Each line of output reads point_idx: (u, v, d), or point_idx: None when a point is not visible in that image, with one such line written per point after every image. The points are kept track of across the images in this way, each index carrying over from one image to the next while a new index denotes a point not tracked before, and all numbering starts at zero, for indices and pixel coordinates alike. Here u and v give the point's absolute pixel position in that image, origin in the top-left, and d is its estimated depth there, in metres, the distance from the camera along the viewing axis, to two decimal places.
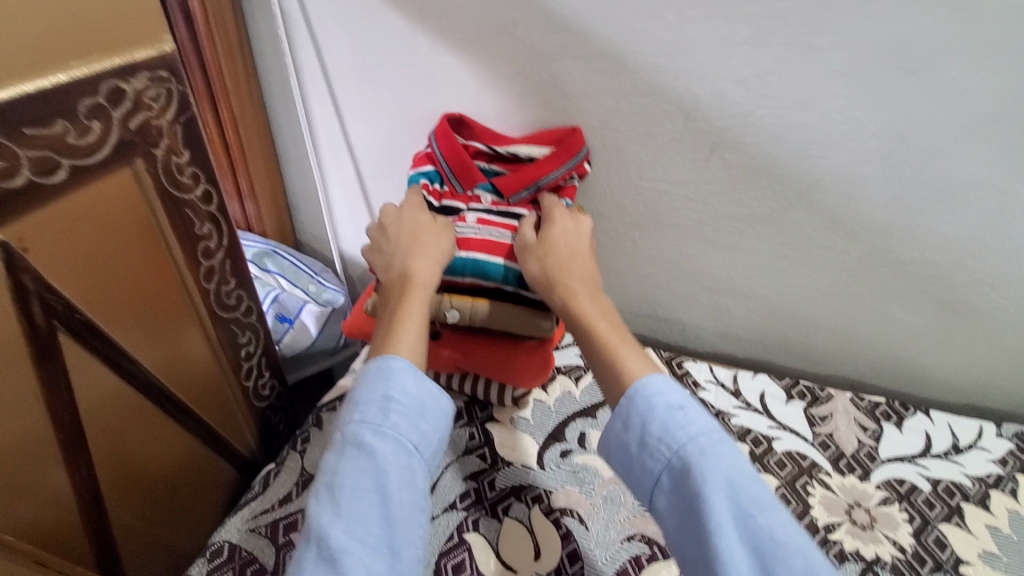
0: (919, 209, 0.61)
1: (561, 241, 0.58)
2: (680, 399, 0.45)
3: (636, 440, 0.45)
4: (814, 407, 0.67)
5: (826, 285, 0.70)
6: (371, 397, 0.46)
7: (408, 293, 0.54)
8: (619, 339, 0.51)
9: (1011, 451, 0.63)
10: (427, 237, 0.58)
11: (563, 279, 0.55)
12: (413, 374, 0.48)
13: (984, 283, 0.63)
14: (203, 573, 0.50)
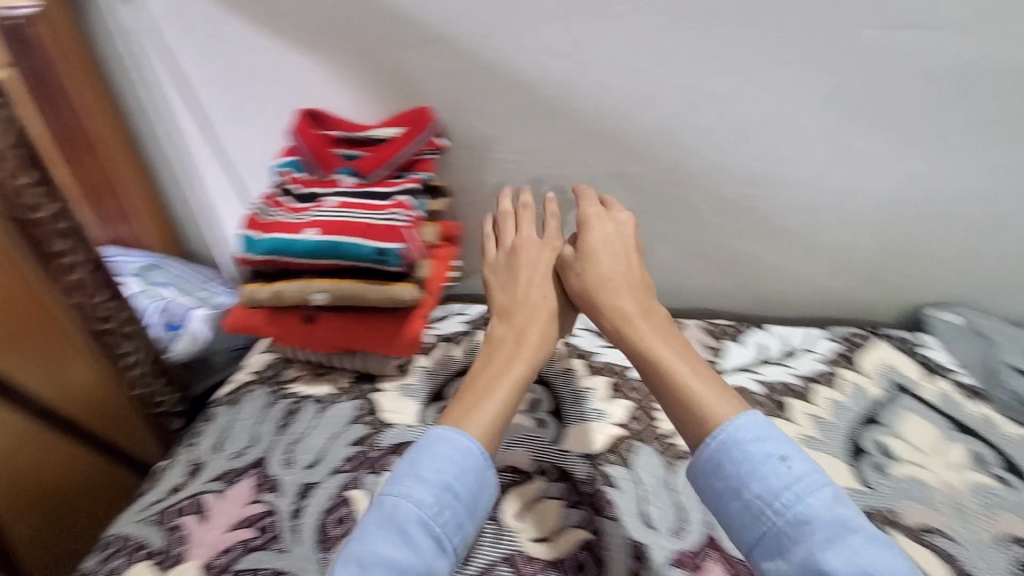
0: (730, 149, 0.69)
1: (607, 267, 0.64)
2: (778, 446, 0.46)
3: (723, 480, 0.46)
4: None
5: (673, 230, 0.77)
6: (431, 478, 0.48)
7: (514, 362, 0.59)
8: (699, 369, 0.53)
9: (837, 350, 0.72)
10: (535, 288, 0.66)
11: (615, 300, 0.61)
12: (474, 462, 0.50)
13: (797, 207, 0.72)
14: (97, 563, 0.56)
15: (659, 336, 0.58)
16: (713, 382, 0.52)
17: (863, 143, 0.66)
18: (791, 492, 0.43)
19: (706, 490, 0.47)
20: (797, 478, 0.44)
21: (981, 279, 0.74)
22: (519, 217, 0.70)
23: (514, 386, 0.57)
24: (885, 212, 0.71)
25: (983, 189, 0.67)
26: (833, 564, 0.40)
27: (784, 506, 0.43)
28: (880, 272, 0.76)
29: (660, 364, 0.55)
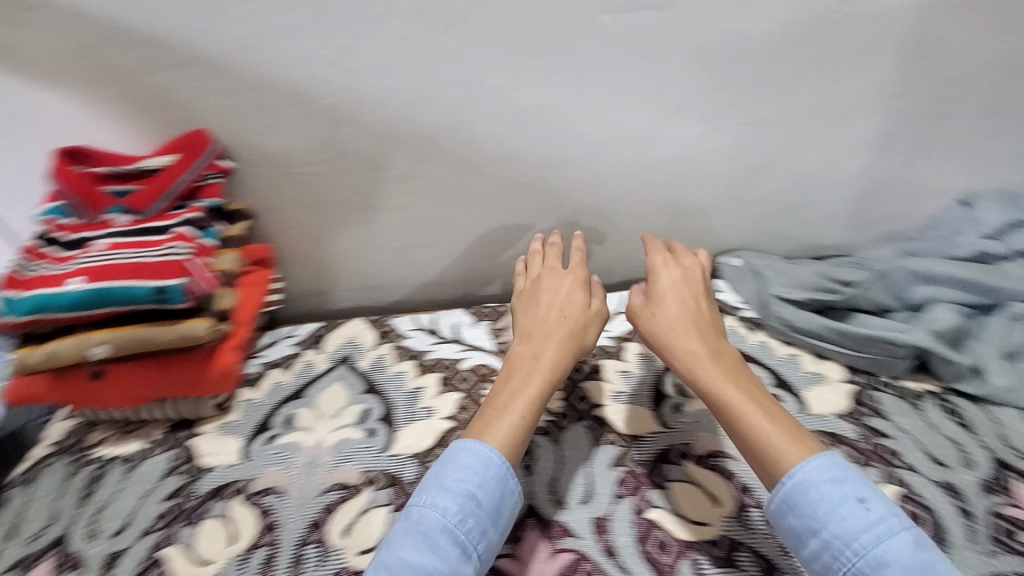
0: (513, 136, 0.73)
1: (672, 292, 0.67)
2: (856, 488, 0.47)
3: (799, 517, 0.48)
4: (496, 323, 0.79)
5: (483, 217, 0.81)
6: (454, 488, 0.51)
7: (532, 378, 0.61)
8: (754, 409, 0.54)
9: None
10: (572, 313, 0.68)
11: (681, 341, 0.62)
12: (493, 474, 0.52)
13: (585, 181, 0.79)
14: None
15: (717, 376, 0.58)
16: (771, 419, 0.53)
17: (630, 117, 0.73)
18: (871, 535, 0.45)
19: (785, 525, 0.49)
20: (878, 520, 0.45)
21: (756, 223, 0.85)
22: (549, 254, 0.77)
23: (528, 404, 0.58)
24: (665, 176, 0.79)
25: (737, 144, 0.76)
26: None
27: (861, 546, 0.45)
28: (673, 228, 0.85)
29: (728, 407, 0.55)
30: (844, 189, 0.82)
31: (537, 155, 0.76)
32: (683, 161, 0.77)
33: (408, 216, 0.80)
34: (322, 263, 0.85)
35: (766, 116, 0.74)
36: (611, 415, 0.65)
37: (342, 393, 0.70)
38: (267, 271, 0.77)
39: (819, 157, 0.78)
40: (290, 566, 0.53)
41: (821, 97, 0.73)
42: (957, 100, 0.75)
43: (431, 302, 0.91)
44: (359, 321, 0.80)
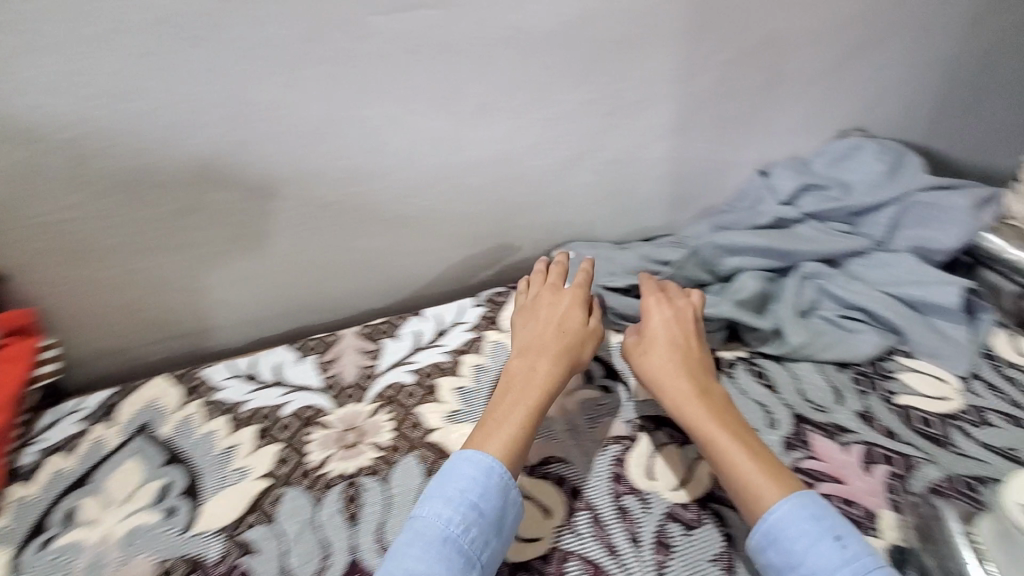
0: (307, 153, 0.67)
1: (662, 325, 0.65)
2: (832, 525, 0.47)
3: (778, 551, 0.47)
4: (323, 356, 0.72)
5: (296, 242, 0.74)
6: (456, 498, 0.50)
7: (530, 394, 0.59)
8: (743, 450, 0.52)
9: (481, 315, 0.78)
10: (570, 327, 0.66)
11: (671, 380, 0.60)
12: (496, 486, 0.51)
13: (402, 192, 0.74)
14: None
15: (708, 416, 0.56)
16: (758, 464, 0.51)
17: (427, 121, 0.69)
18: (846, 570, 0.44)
19: (761, 558, 0.48)
20: (853, 557, 0.45)
21: (583, 213, 0.85)
22: (550, 272, 0.74)
23: (524, 426, 0.56)
24: (478, 178, 0.76)
25: (545, 139, 0.75)
26: None
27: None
28: (502, 228, 0.82)
29: (709, 442, 0.54)
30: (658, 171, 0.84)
31: (335, 171, 0.70)
32: (494, 160, 0.75)
33: (202, 255, 0.71)
34: (109, 319, 0.73)
35: (568, 108, 0.73)
36: (445, 438, 0.62)
37: (139, 469, 0.62)
38: (33, 339, 0.65)
39: (628, 143, 0.79)
40: None
41: (617, 85, 0.73)
42: (743, 77, 0.77)
43: (258, 339, 0.83)
44: (161, 379, 0.71)
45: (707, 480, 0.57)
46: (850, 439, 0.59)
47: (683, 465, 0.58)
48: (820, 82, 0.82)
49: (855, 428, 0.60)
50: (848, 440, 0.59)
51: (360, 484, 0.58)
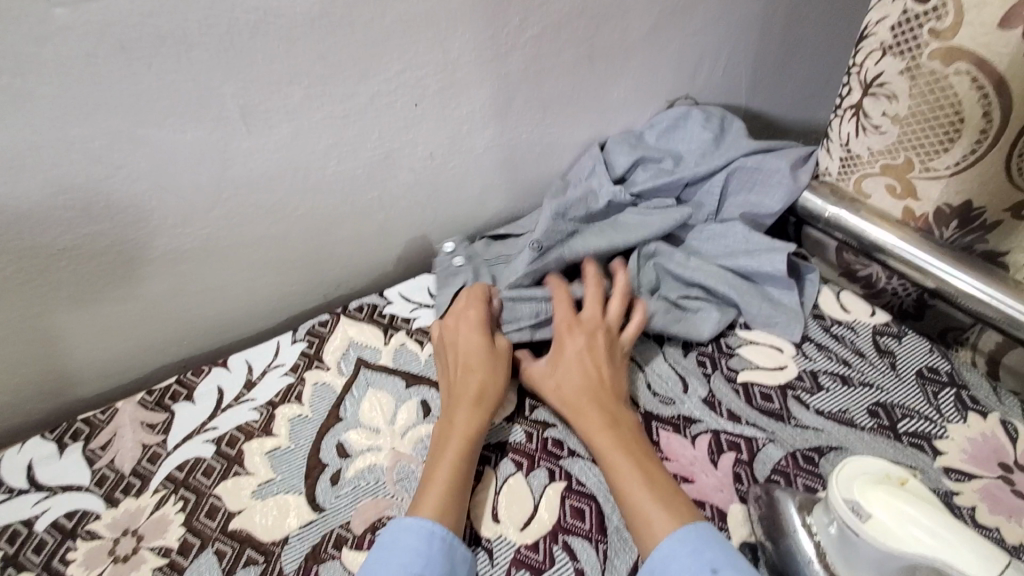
0: (7, 195, 0.51)
1: (572, 352, 0.59)
2: (712, 558, 0.42)
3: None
4: (94, 441, 0.58)
5: (31, 305, 0.57)
6: (397, 574, 0.43)
7: (442, 450, 0.52)
8: (651, 484, 0.48)
9: (301, 353, 0.66)
10: (483, 358, 0.59)
11: (584, 414, 0.54)
12: (438, 550, 0.45)
13: (168, 225, 0.60)
14: None
15: (616, 449, 0.51)
16: (662, 498, 0.47)
17: (177, 132, 0.55)
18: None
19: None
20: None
21: (411, 218, 0.75)
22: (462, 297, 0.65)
23: (446, 489, 0.49)
24: (269, 193, 0.64)
25: (343, 140, 0.64)
26: None
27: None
28: (314, 246, 0.71)
29: (615, 480, 0.50)
30: (487, 160, 0.76)
31: (63, 209, 0.54)
32: (284, 170, 0.63)
33: None
34: None
35: (362, 103, 0.62)
36: (249, 521, 0.51)
37: None
38: None
39: (445, 135, 0.70)
40: None
41: (417, 71, 0.63)
42: (560, 50, 0.71)
43: (13, 429, 0.65)
44: None
45: (556, 508, 0.51)
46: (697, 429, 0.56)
47: (532, 496, 0.52)
48: (640, 51, 0.78)
49: (701, 415, 0.58)
50: (695, 430, 0.56)
51: None
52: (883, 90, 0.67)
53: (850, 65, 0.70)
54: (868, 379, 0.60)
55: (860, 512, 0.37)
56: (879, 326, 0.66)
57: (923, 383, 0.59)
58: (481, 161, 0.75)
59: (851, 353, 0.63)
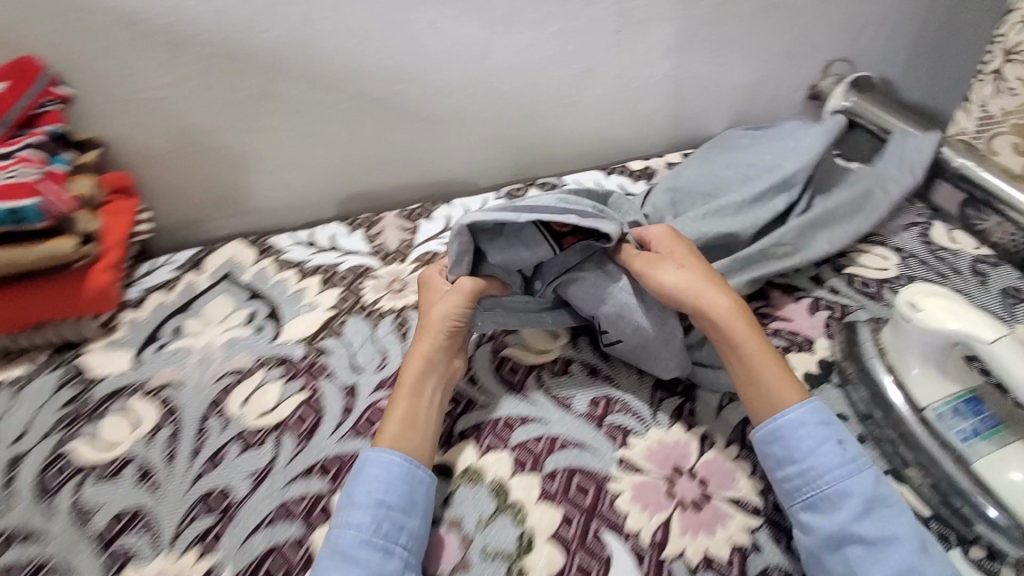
0: (356, 51, 0.77)
1: (688, 252, 0.63)
2: (836, 431, 0.53)
3: (783, 446, 0.53)
4: (370, 231, 0.86)
5: (346, 135, 0.85)
6: (362, 499, 0.50)
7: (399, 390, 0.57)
8: (779, 379, 0.55)
9: (502, 204, 0.90)
10: (440, 304, 0.62)
11: (711, 306, 0.58)
12: (398, 474, 0.52)
13: (439, 93, 0.84)
14: None
15: (757, 351, 0.56)
16: (787, 392, 0.55)
17: (462, 27, 0.79)
18: (842, 470, 0.50)
19: (768, 462, 0.54)
20: (852, 458, 0.51)
21: (595, 127, 0.96)
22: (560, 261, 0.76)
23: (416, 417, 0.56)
24: (506, 84, 0.86)
25: (563, 50, 0.85)
26: (867, 529, 0.48)
27: (829, 479, 0.50)
28: (521, 135, 0.93)
29: (752, 378, 0.56)
30: (660, 87, 0.95)
31: (383, 69, 0.79)
32: (521, 67, 0.85)
33: (263, 139, 0.82)
34: (184, 192, 0.84)
35: (582, 24, 0.83)
36: None
37: (228, 302, 0.76)
38: (132, 201, 0.77)
39: (635, 59, 0.90)
40: (192, 437, 0.60)
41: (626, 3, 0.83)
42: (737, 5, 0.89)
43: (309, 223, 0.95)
44: (236, 242, 0.85)
45: None
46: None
47: None
48: (798, 12, 0.94)
49: (806, 287, 0.75)
50: (798, 295, 0.73)
51: (408, 315, 0.73)
52: (1021, 57, 0.78)
53: (995, 36, 0.81)
54: (957, 287, 0.74)
55: (914, 306, 0.54)
56: (978, 256, 0.78)
57: (1005, 296, 0.72)
58: (657, 86, 0.95)
59: (947, 269, 0.76)
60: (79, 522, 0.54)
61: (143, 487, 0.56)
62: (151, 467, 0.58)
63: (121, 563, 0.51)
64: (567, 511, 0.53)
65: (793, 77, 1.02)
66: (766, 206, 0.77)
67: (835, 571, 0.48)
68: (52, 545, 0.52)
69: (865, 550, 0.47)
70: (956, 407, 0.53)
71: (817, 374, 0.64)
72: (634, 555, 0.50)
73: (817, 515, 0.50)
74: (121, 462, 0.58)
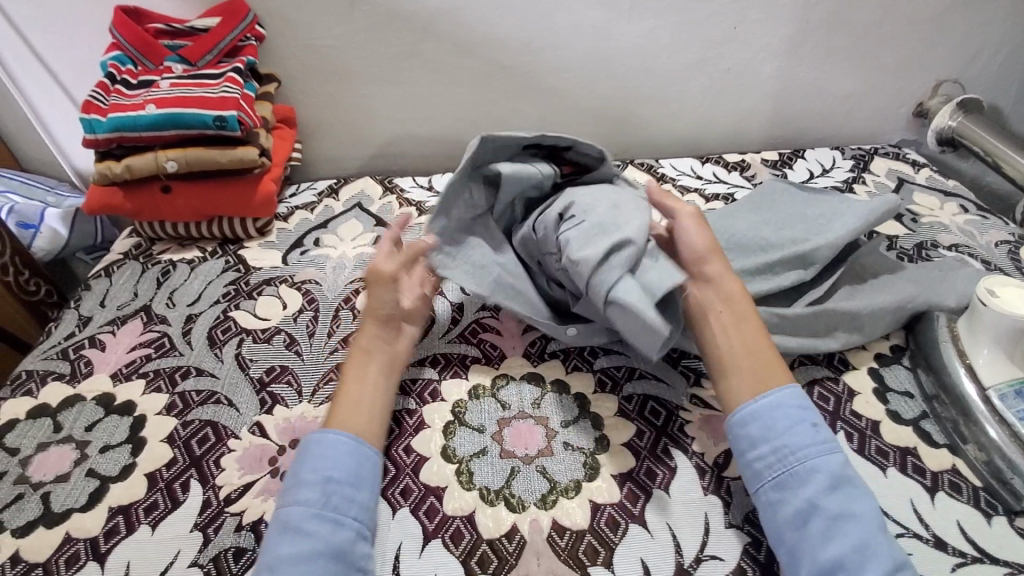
0: (497, 22, 0.88)
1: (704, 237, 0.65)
2: (810, 416, 0.53)
3: (758, 426, 0.53)
4: None
5: (474, 96, 0.96)
6: (311, 478, 0.50)
7: (351, 377, 0.59)
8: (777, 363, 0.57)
9: None
10: (376, 293, 0.63)
11: (726, 287, 0.60)
12: (344, 450, 0.52)
13: (561, 67, 0.94)
14: (4, 391, 0.65)
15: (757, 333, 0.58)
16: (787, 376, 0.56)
17: (593, 10, 0.88)
18: (813, 449, 0.50)
19: (738, 444, 0.54)
20: (824, 439, 0.51)
21: (696, 116, 1.03)
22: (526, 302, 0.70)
23: (372, 397, 0.58)
24: (622, 66, 0.95)
25: (680, 41, 0.93)
26: (833, 502, 0.47)
27: (799, 457, 0.50)
28: (625, 116, 1.01)
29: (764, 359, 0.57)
30: (766, 86, 1.00)
31: (517, 40, 0.90)
32: (638, 51, 0.93)
33: (403, 92, 0.94)
34: (331, 130, 0.98)
35: (700, 17, 0.90)
36: None
37: (359, 225, 0.88)
38: (292, 131, 0.92)
39: (746, 56, 0.96)
40: (328, 320, 0.72)
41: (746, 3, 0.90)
42: (853, 14, 0.93)
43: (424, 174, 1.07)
44: (367, 180, 0.97)
45: None
46: (857, 324, 0.67)
47: None
48: (917, 28, 0.96)
49: None
50: None
51: None
52: None
53: None
54: None
55: (992, 293, 0.60)
56: None
57: None
58: (763, 85, 1.00)
59: None
60: (240, 368, 0.66)
61: (290, 351, 0.69)
62: (295, 338, 0.70)
63: (271, 404, 0.63)
64: (640, 426, 0.60)
65: (898, 91, 1.04)
66: (786, 270, 0.71)
67: (799, 545, 0.47)
68: (220, 381, 0.65)
69: (827, 526, 0.47)
70: (1018, 390, 0.58)
71: (888, 355, 0.68)
72: (696, 469, 0.57)
73: (785, 493, 0.49)
74: (273, 331, 0.71)
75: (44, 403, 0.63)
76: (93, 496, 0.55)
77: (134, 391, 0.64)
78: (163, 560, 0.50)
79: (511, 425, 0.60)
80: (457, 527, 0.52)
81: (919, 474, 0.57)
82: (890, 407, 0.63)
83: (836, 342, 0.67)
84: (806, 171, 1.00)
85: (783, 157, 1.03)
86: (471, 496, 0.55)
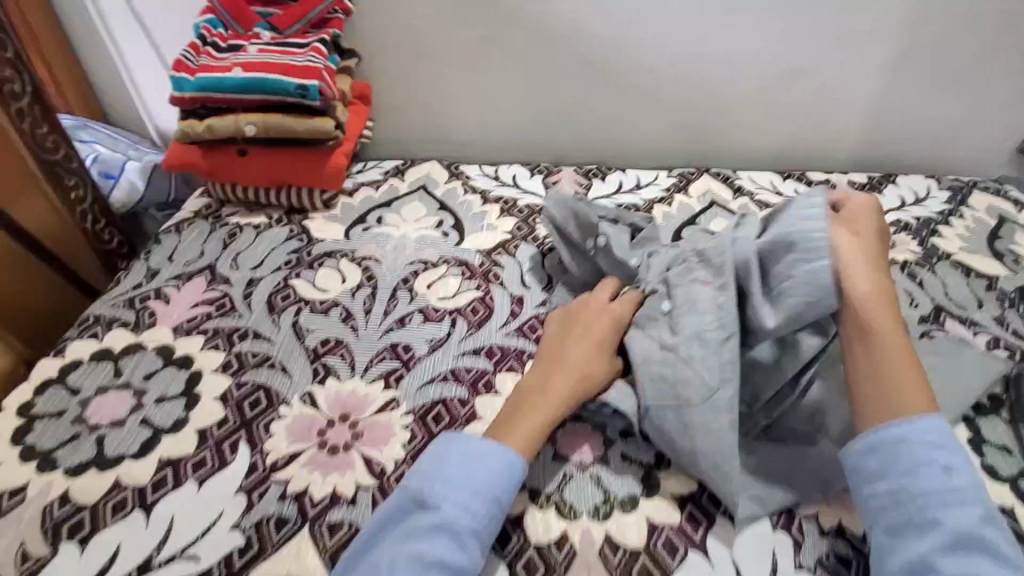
0: (583, 13, 0.85)
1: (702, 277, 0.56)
2: (947, 459, 0.45)
3: (880, 459, 0.46)
4: (547, 178, 0.95)
5: (551, 89, 0.94)
6: (483, 490, 0.46)
7: (540, 405, 0.53)
8: (909, 380, 0.48)
9: (673, 182, 0.94)
10: (598, 324, 0.59)
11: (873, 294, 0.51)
12: (518, 475, 0.48)
13: (644, 67, 0.90)
14: (72, 331, 0.66)
15: (886, 314, 0.50)
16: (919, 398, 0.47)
17: (684, 8, 0.84)
18: (940, 498, 0.43)
19: (854, 475, 0.47)
20: (957, 490, 0.43)
21: (780, 130, 0.97)
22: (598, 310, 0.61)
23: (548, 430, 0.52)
24: (706, 71, 0.90)
25: (774, 47, 0.88)
26: (951, 561, 0.41)
27: (921, 501, 0.44)
28: (706, 123, 0.97)
29: (886, 351, 0.49)
30: (863, 103, 0.94)
31: (602, 34, 0.87)
32: (727, 54, 0.88)
33: (480, 78, 0.93)
34: (404, 112, 0.98)
35: (800, 24, 0.85)
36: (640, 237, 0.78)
37: (422, 208, 0.87)
38: (366, 108, 0.92)
39: (844, 70, 0.90)
40: (385, 299, 0.71)
41: (852, 12, 0.84)
42: (970, 35, 0.86)
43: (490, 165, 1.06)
44: (434, 164, 0.96)
45: None
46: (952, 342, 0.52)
47: None
48: None
49: (988, 325, 0.72)
50: (977, 330, 0.71)
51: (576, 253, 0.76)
52: None
53: None
54: None
55: None
56: None
57: None
58: (858, 102, 0.94)
59: None
60: (296, 336, 0.66)
61: (346, 326, 0.67)
62: (352, 313, 0.69)
63: (323, 375, 0.62)
64: None
65: (1010, 121, 0.95)
66: None
67: None
68: (276, 346, 0.65)
69: None
70: None
71: (986, 405, 0.61)
72: None
73: (900, 537, 0.43)
74: (330, 304, 0.70)
75: (108, 346, 0.64)
76: (145, 444, 0.55)
77: (192, 346, 0.64)
78: (206, 518, 0.49)
79: (566, 429, 0.57)
80: (503, 528, 0.50)
81: (1016, 539, 0.51)
82: (985, 461, 0.57)
83: (926, 383, 0.61)
84: (898, 198, 0.93)
85: (872, 180, 0.97)
86: (521, 496, 0.52)
